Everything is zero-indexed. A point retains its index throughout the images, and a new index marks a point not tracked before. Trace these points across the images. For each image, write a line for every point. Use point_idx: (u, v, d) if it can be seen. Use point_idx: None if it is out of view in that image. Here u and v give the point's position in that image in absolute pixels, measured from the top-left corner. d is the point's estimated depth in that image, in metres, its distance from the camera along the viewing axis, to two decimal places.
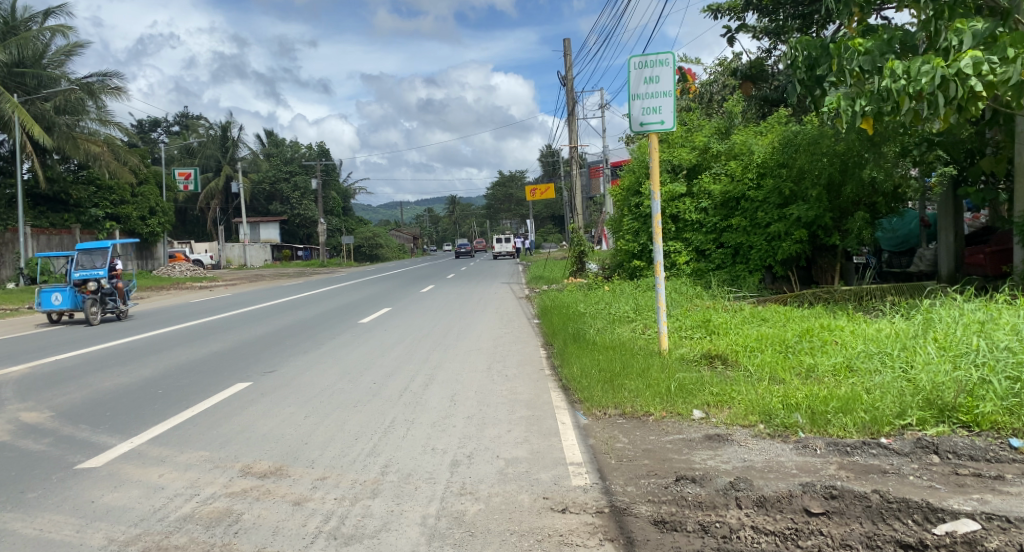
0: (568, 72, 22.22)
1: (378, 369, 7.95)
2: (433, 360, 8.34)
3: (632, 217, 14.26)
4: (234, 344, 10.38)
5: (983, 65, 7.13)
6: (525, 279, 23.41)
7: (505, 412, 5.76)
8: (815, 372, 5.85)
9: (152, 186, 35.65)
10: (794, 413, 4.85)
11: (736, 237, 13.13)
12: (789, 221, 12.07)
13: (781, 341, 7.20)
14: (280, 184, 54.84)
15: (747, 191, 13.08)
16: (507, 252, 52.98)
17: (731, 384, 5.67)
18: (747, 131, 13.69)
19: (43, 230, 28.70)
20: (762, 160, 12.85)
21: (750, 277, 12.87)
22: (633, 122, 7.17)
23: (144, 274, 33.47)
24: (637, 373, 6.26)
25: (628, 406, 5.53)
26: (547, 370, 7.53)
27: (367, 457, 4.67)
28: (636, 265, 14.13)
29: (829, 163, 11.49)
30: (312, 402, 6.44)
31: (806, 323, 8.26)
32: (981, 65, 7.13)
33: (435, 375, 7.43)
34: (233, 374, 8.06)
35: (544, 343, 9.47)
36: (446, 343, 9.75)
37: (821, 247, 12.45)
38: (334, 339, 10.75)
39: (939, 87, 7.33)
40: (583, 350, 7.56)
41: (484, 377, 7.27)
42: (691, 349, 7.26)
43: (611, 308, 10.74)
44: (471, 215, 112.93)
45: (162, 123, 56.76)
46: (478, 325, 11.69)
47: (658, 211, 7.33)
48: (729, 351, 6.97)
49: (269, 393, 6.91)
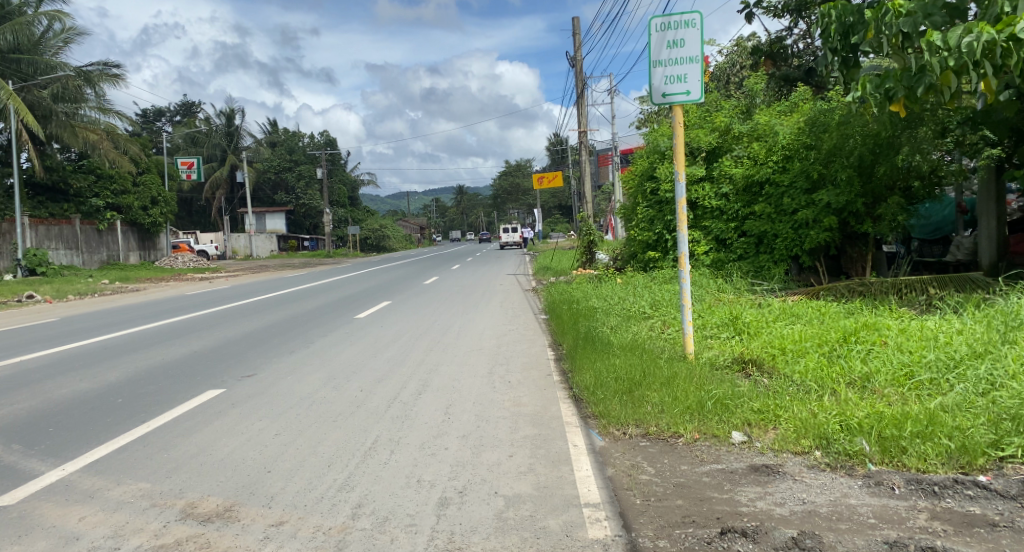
0: (577, 53, 21.25)
1: (367, 374, 7.11)
2: (430, 364, 7.47)
3: (646, 204, 13.37)
4: (217, 341, 9.52)
5: None
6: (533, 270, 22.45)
7: (506, 431, 4.91)
8: (872, 382, 4.98)
9: (155, 176, 34.94)
10: (859, 437, 3.98)
11: (760, 225, 12.14)
12: (817, 207, 11.15)
13: (822, 342, 6.33)
14: (285, 173, 54.05)
15: (771, 174, 12.14)
16: (515, 242, 52.18)
17: (772, 398, 4.81)
18: (770, 111, 12.81)
19: (42, 220, 27.93)
20: (788, 141, 11.92)
21: (774, 269, 11.90)
22: (655, 93, 6.28)
23: (146, 265, 32.77)
24: (661, 382, 5.41)
25: (652, 425, 4.68)
26: (556, 375, 6.69)
27: (337, 493, 3.84)
28: (650, 256, 13.20)
29: (863, 143, 10.55)
30: (286, 416, 5.59)
31: (847, 321, 7.36)
32: None
33: (429, 382, 6.59)
34: (207, 379, 7.21)
35: (554, 342, 8.60)
36: (446, 342, 8.88)
37: (853, 235, 11.48)
38: (326, 337, 9.87)
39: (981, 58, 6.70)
40: (596, 353, 6.71)
41: (484, 384, 6.42)
42: (720, 353, 6.39)
43: (626, 303, 9.88)
44: (479, 205, 112.32)
45: (166, 112, 56.03)
46: (482, 321, 10.80)
47: (681, 194, 6.34)
48: (764, 355, 6.09)
49: (240, 403, 6.04)
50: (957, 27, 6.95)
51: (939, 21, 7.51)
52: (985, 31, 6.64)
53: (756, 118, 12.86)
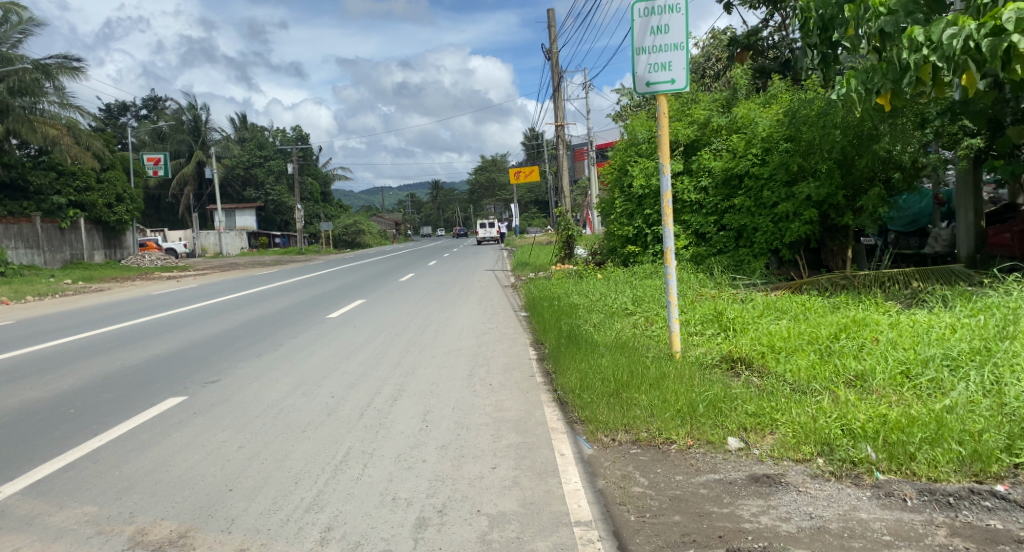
0: (553, 45, 20.95)
1: (338, 378, 6.75)
2: (406, 366, 7.13)
3: (625, 199, 13.13)
4: (182, 344, 9.07)
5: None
6: (510, 266, 22.15)
7: (488, 439, 4.62)
8: (870, 381, 4.76)
9: (119, 172, 33.95)
10: (863, 442, 3.75)
11: (740, 219, 11.97)
12: (798, 200, 11.00)
13: (812, 339, 6.13)
14: (255, 169, 53.06)
15: (751, 167, 11.93)
16: (491, 237, 51.82)
17: (768, 399, 4.57)
18: (750, 103, 12.66)
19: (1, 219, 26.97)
20: (767, 133, 11.75)
21: (755, 263, 11.72)
22: (639, 82, 6.00)
23: (111, 264, 31.88)
24: (649, 383, 5.16)
25: (642, 431, 4.41)
26: (538, 377, 6.41)
27: (304, 514, 3.52)
28: (629, 250, 12.97)
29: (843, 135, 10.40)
30: (252, 425, 5.23)
31: (835, 316, 7.17)
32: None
33: (405, 386, 6.27)
34: (168, 386, 6.79)
35: (534, 340, 8.32)
36: (423, 343, 8.55)
37: (833, 228, 11.36)
38: (297, 339, 9.47)
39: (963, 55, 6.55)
40: (580, 353, 6.44)
41: (463, 388, 6.12)
42: (708, 351, 6.15)
43: (607, 300, 9.63)
44: (454, 201, 111.69)
45: (130, 107, 54.73)
46: (460, 320, 10.47)
47: (667, 187, 6.07)
48: (754, 353, 5.86)
49: (202, 412, 5.66)
50: (940, 21, 6.77)
51: (920, 18, 7.26)
52: (967, 26, 6.49)
53: (735, 110, 12.69)
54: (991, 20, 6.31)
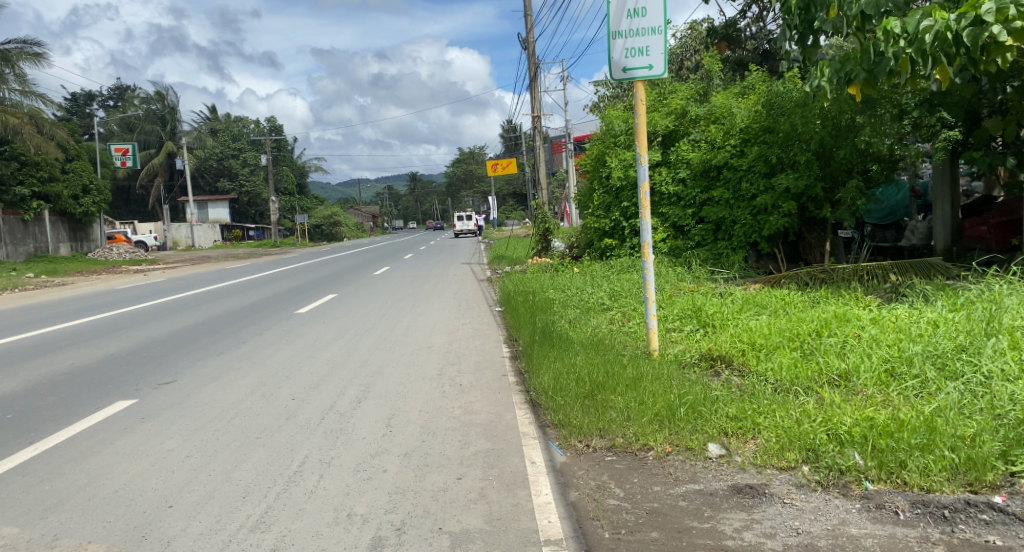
0: (529, 34, 20.60)
1: (301, 378, 6.43)
2: (373, 365, 6.83)
3: (602, 190, 12.90)
4: (140, 342, 8.66)
5: (1010, 9, 5.81)
6: (486, 259, 21.84)
7: (455, 446, 4.35)
8: (855, 381, 4.55)
9: (85, 163, 33.10)
10: (851, 447, 3.52)
11: (718, 211, 11.79)
12: (776, 192, 10.83)
13: (791, 335, 5.93)
14: (228, 160, 52.09)
15: (729, 158, 11.72)
16: (469, 230, 51.38)
17: (749, 401, 4.34)
18: (728, 93, 12.47)
19: None
20: (746, 124, 11.56)
21: (733, 256, 11.55)
22: (615, 67, 5.73)
23: (78, 257, 31.06)
24: (626, 385, 4.92)
25: (618, 436, 4.17)
26: (511, 376, 6.14)
27: (248, 536, 3.24)
28: (607, 244, 12.74)
29: (820, 126, 10.24)
30: (203, 432, 4.91)
31: (816, 311, 6.99)
32: (1009, 9, 5.81)
33: (371, 387, 5.97)
34: (119, 388, 6.43)
35: (508, 337, 8.05)
36: (393, 340, 8.23)
37: (811, 220, 11.23)
38: (262, 336, 9.10)
39: (938, 48, 6.31)
40: (554, 351, 6.19)
41: (432, 389, 5.83)
42: (686, 349, 5.92)
43: (583, 294, 9.39)
44: (431, 193, 110.93)
45: (98, 97, 53.44)
46: (432, 315, 10.17)
47: (646, 178, 5.81)
48: (734, 351, 5.65)
49: (151, 417, 5.32)
50: (917, 11, 6.54)
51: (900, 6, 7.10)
52: (945, 18, 6.19)
53: (713, 100, 12.48)
54: (972, 10, 6.03)
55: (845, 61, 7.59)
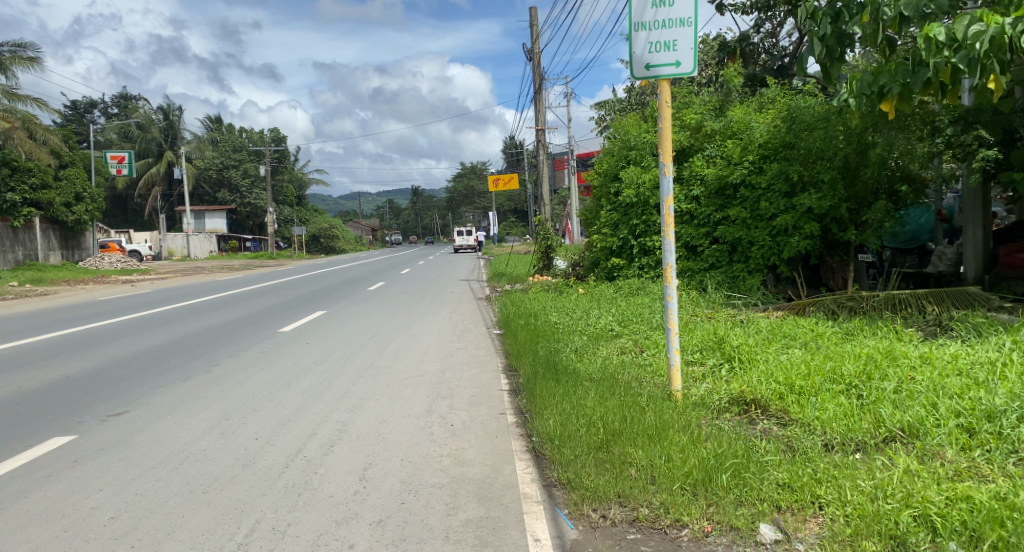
0: (535, 45, 19.94)
1: (271, 412, 5.64)
2: (354, 398, 6.03)
3: (610, 207, 12.16)
4: (102, 362, 7.83)
5: None
6: (486, 276, 20.95)
7: (441, 513, 3.58)
8: (928, 439, 3.77)
9: (79, 171, 32.35)
10: (949, 541, 2.75)
11: (734, 232, 11.00)
12: (797, 212, 10.07)
13: (833, 374, 5.14)
14: (227, 170, 51.38)
15: (746, 176, 10.96)
16: (469, 246, 50.70)
17: (803, 463, 3.55)
18: (746, 107, 11.74)
19: None
20: (765, 140, 10.82)
21: (749, 280, 10.75)
22: (637, 64, 4.99)
23: (68, 266, 30.21)
24: (648, 436, 4.14)
25: (644, 507, 3.39)
26: (510, 415, 5.34)
27: None
28: (614, 263, 11.95)
29: (845, 142, 9.53)
30: (142, 482, 4.13)
31: (855, 346, 6.19)
32: None
33: (348, 426, 5.18)
34: (60, 419, 5.63)
35: (506, 366, 7.24)
36: (380, 366, 7.42)
37: (833, 243, 10.48)
38: (237, 358, 8.28)
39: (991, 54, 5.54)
40: (560, 386, 5.41)
41: (417, 430, 5.04)
42: (713, 389, 5.13)
43: (590, 319, 8.59)
44: (432, 208, 110.35)
45: (97, 105, 52.93)
46: (425, 337, 9.35)
47: (670, 191, 5.05)
48: (770, 393, 4.85)
49: (86, 460, 4.53)
50: (963, 16, 5.74)
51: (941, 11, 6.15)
52: (997, 22, 5.45)
53: (730, 113, 11.75)
54: None
55: (878, 75, 6.69)
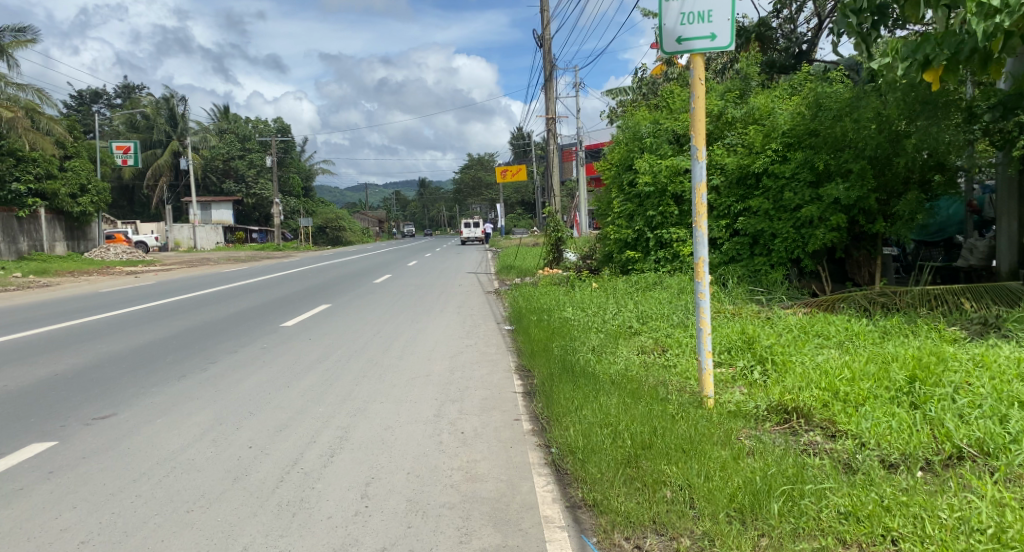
0: (545, 31, 19.43)
1: (268, 417, 5.23)
2: (357, 401, 5.61)
3: (624, 198, 11.69)
4: (94, 359, 7.44)
5: None
6: (494, 269, 20.46)
7: (452, 541, 3.17)
8: (1004, 461, 3.34)
9: (84, 161, 31.97)
10: None
11: (755, 223, 10.51)
12: (823, 203, 9.58)
13: (881, 377, 4.70)
14: (234, 160, 51.04)
15: (769, 165, 10.46)
16: (475, 238, 50.29)
17: (866, 487, 3.13)
18: (768, 94, 11.25)
19: None
20: (789, 127, 10.33)
21: (771, 274, 10.27)
22: (668, 37, 4.52)
23: (73, 257, 29.86)
24: (683, 450, 3.72)
25: (685, 538, 2.98)
26: (525, 422, 4.92)
27: None
28: (628, 256, 11.50)
29: (875, 129, 8.99)
30: (121, 498, 3.74)
31: (896, 347, 5.74)
32: None
33: (349, 434, 4.77)
34: (41, 423, 5.23)
35: (518, 365, 6.82)
36: (385, 365, 7.00)
37: (860, 235, 9.99)
38: (236, 355, 7.88)
39: None
40: (579, 391, 4.97)
41: (425, 438, 4.63)
42: (749, 396, 4.70)
43: (607, 316, 8.14)
44: (439, 199, 109.91)
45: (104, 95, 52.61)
46: (432, 334, 8.93)
47: (702, 178, 4.59)
48: (813, 401, 4.41)
49: (62, 472, 4.14)
50: None
51: None
52: None
53: (751, 100, 11.26)
54: None
55: (923, 40, 6.06)
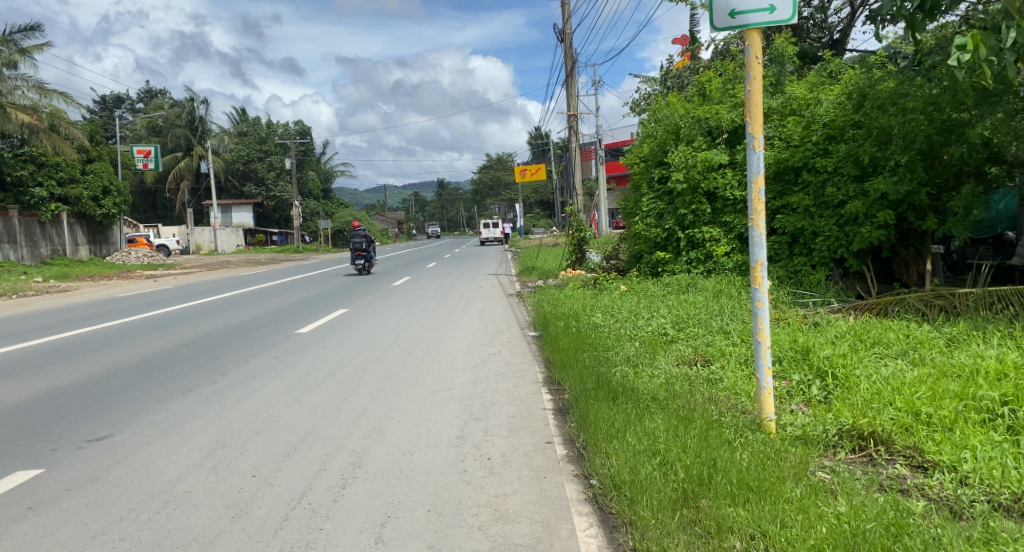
0: (566, 25, 18.88)
1: (275, 440, 4.77)
2: (373, 419, 5.13)
3: (653, 196, 11.13)
4: (99, 371, 7.05)
5: None
6: (515, 270, 19.97)
7: None
8: None
9: (106, 164, 31.88)
10: None
11: (795, 221, 9.89)
12: (868, 199, 8.96)
13: (966, 394, 4.14)
14: (254, 163, 51.02)
15: (810, 158, 9.83)
16: (495, 238, 49.92)
17: None
18: (805, 83, 10.62)
19: None
20: (830, 118, 9.73)
21: (813, 275, 9.66)
22: (719, 11, 4.01)
23: (95, 261, 29.74)
24: (750, 490, 3.21)
25: None
26: (559, 446, 4.41)
27: None
28: (658, 257, 10.95)
29: (926, 119, 8.23)
30: (105, 542, 3.30)
31: (971, 357, 5.13)
32: None
33: (364, 460, 4.29)
34: (30, 446, 4.80)
35: (546, 378, 6.30)
36: (404, 376, 6.52)
37: (908, 233, 9.36)
38: (247, 365, 7.44)
39: None
40: (619, 411, 4.46)
41: (448, 465, 4.15)
42: (815, 419, 4.15)
43: (640, 322, 7.61)
44: (458, 200, 109.74)
45: (126, 100, 52.95)
46: (453, 341, 8.44)
47: (760, 170, 4.04)
48: (892, 425, 3.85)
49: (43, 507, 3.71)
50: None
51: None
52: None
53: (789, 89, 10.63)
54: None
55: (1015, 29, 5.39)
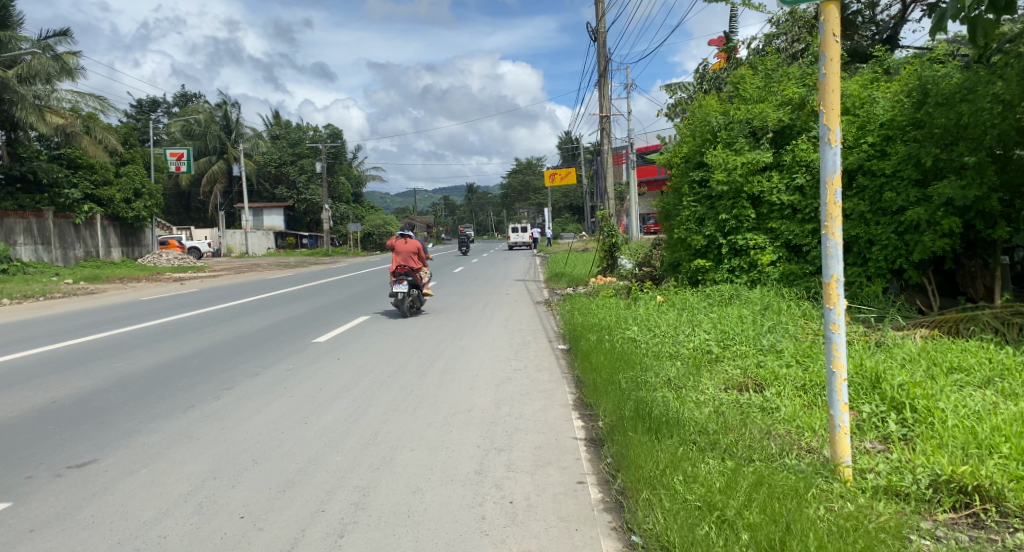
0: (599, 24, 18.26)
1: (273, 470, 4.25)
2: (383, 448, 4.59)
3: (692, 199, 10.48)
4: (101, 384, 6.61)
5: None
6: (544, 277, 19.36)
7: None
8: None
9: (138, 167, 31.91)
10: None
11: (848, 228, 9.15)
12: (931, 205, 8.20)
13: None
14: (286, 166, 51.24)
15: (865, 160, 9.09)
16: (524, 243, 49.25)
17: None
18: (857, 81, 9.87)
19: (13, 212, 24.74)
20: (888, 117, 8.99)
21: (868, 287, 8.91)
22: None
23: (127, 262, 29.89)
24: None
25: None
26: (593, 488, 3.82)
27: None
28: (698, 265, 10.28)
29: (997, 119, 7.45)
30: None
31: None
32: None
33: (369, 499, 3.75)
34: (7, 470, 4.35)
35: (578, 401, 5.69)
36: (422, 395, 5.97)
37: (974, 242, 8.58)
38: (257, 379, 6.96)
39: None
40: (664, 448, 3.85)
41: (463, 509, 3.59)
42: (902, 465, 3.49)
43: (681, 337, 6.97)
44: (488, 204, 109.48)
45: (163, 104, 53.69)
46: (476, 355, 7.87)
47: (836, 168, 3.43)
48: (1001, 479, 3.18)
49: None
50: None
51: None
52: None
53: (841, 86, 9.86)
54: None
55: None
